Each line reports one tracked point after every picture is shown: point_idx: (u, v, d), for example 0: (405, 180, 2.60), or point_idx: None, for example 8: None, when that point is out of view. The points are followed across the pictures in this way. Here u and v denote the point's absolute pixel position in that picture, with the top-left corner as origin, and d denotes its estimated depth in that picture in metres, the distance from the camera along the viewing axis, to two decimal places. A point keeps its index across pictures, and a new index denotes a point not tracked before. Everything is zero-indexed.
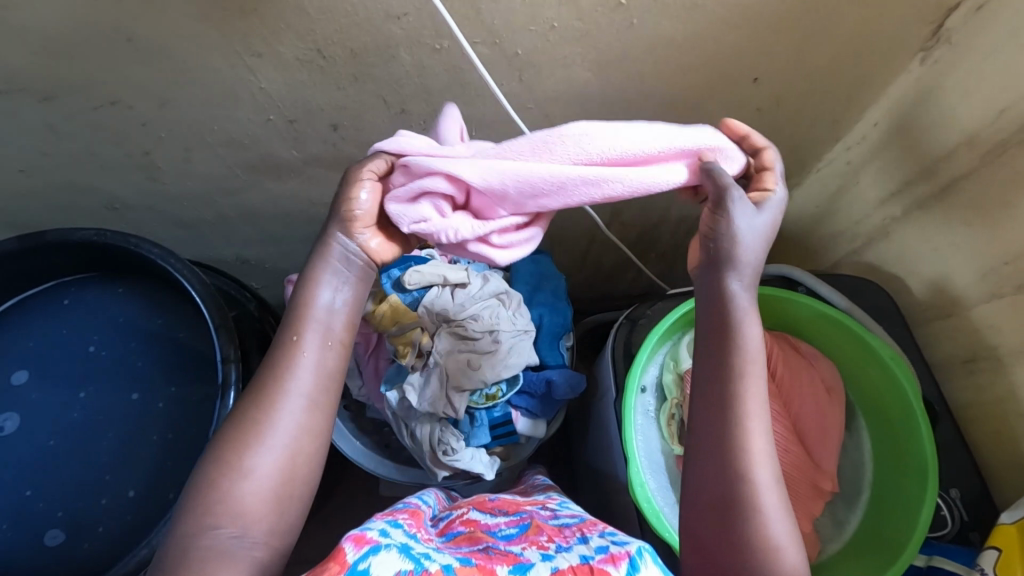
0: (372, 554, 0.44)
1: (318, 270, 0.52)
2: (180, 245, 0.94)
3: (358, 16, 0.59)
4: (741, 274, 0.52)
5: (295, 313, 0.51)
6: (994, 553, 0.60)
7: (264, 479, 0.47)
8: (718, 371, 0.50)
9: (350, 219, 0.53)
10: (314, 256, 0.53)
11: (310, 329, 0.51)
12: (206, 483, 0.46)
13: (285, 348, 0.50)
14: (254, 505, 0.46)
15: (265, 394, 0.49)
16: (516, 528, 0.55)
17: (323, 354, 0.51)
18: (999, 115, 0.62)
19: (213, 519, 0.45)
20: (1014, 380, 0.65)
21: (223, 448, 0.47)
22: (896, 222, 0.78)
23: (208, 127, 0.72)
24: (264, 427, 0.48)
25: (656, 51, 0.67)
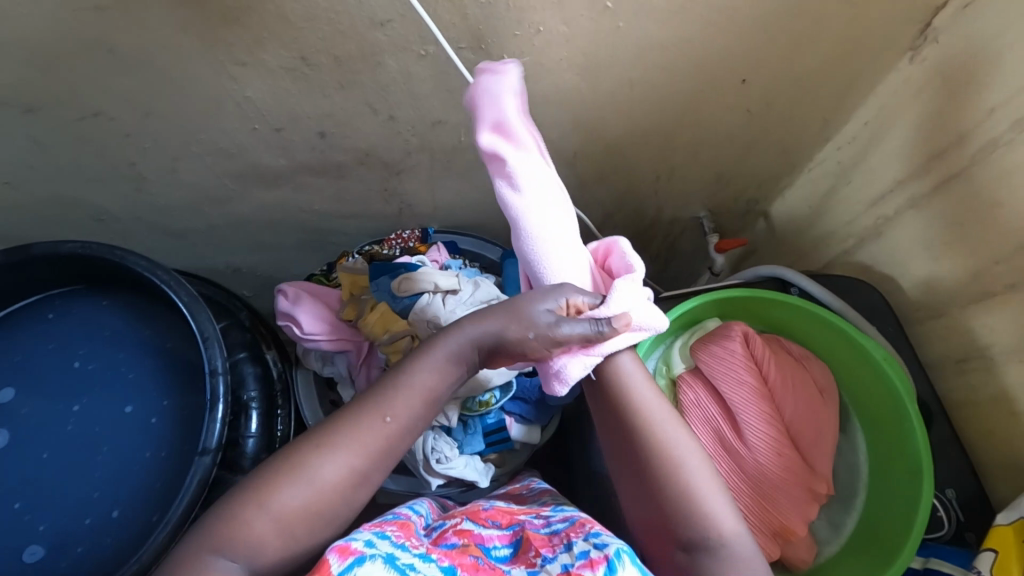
0: (357, 566, 0.44)
1: (433, 352, 0.57)
2: (169, 255, 0.93)
3: (343, 24, 0.58)
4: None
5: (398, 394, 0.54)
6: (991, 555, 0.59)
7: (282, 525, 0.49)
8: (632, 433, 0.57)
9: (503, 338, 0.57)
10: (438, 338, 0.58)
11: (401, 416, 0.54)
12: (231, 511, 0.49)
13: (371, 423, 0.53)
14: (268, 544, 0.48)
15: (327, 445, 0.52)
16: (509, 547, 0.54)
17: (398, 436, 0.54)
18: (988, 114, 0.61)
19: (229, 548, 0.47)
20: (1008, 379, 0.65)
21: (258, 480, 0.50)
22: (888, 222, 0.77)
23: (194, 137, 0.72)
24: (304, 470, 0.50)
25: (643, 54, 0.66)
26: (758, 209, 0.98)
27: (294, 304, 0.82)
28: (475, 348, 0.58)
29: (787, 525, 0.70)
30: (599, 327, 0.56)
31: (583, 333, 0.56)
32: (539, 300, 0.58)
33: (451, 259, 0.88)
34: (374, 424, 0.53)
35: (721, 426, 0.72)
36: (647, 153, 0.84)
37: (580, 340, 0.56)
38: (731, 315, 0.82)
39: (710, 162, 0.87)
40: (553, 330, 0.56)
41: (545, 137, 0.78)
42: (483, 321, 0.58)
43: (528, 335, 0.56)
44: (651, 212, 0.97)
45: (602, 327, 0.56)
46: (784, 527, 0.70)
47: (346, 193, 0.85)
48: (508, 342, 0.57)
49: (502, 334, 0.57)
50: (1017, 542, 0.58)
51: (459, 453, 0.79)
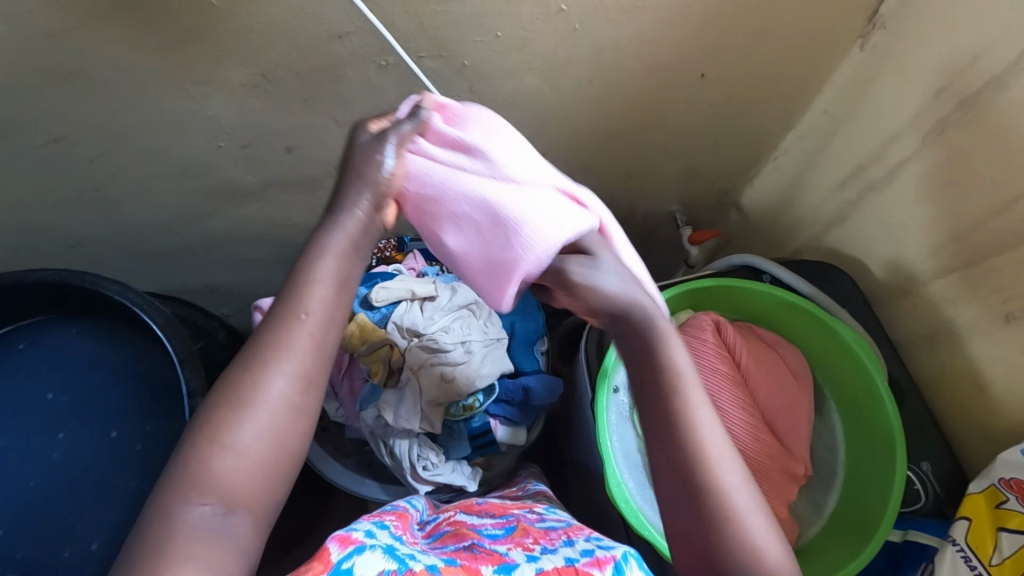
0: (356, 554, 0.45)
1: (331, 237, 0.46)
2: (143, 279, 0.92)
3: (302, 38, 0.59)
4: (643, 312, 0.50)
5: (302, 285, 0.45)
6: (964, 523, 0.60)
7: (252, 459, 0.42)
8: (661, 430, 0.46)
9: (380, 185, 0.48)
10: (328, 222, 0.47)
11: (316, 309, 0.45)
12: (185, 460, 0.41)
13: (286, 322, 0.44)
14: (242, 484, 0.41)
15: (256, 362, 0.43)
16: (502, 528, 0.57)
17: (324, 333, 0.45)
18: (937, 95, 0.64)
19: (196, 494, 0.40)
20: (973, 352, 0.67)
21: (203, 426, 0.42)
22: (852, 205, 0.79)
23: (160, 158, 0.71)
24: (245, 399, 0.42)
25: (601, 54, 0.68)
26: (729, 200, 1.00)
27: None
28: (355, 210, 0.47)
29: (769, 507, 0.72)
30: (414, 116, 0.51)
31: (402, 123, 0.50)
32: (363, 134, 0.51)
33: (427, 266, 0.89)
34: (293, 329, 0.44)
35: None
36: (615, 151, 0.85)
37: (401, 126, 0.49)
38: (704, 306, 0.83)
39: (676, 156, 0.89)
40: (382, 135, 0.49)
41: None
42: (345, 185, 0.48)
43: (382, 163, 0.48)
44: (624, 208, 0.98)
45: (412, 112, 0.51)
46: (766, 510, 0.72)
47: (318, 206, 0.85)
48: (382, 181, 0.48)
49: (375, 178, 0.48)
50: (990, 510, 0.59)
51: (445, 459, 0.81)
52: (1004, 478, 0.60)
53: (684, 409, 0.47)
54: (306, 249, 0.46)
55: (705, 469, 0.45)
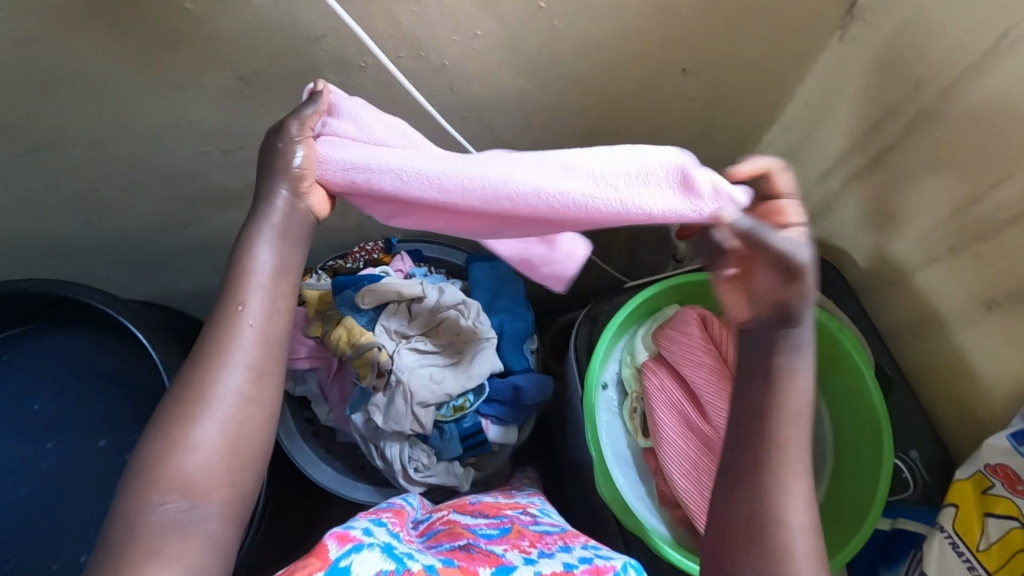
0: (354, 552, 0.45)
1: (257, 232, 0.48)
2: (129, 288, 0.91)
3: (279, 41, 0.58)
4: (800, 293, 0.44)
5: (236, 276, 0.47)
6: (952, 510, 0.60)
7: (211, 453, 0.43)
8: (761, 414, 0.46)
9: (295, 176, 0.49)
10: (256, 213, 0.48)
11: (254, 298, 0.46)
12: (146, 461, 0.43)
13: (225, 315, 0.46)
14: (203, 478, 0.43)
15: (206, 360, 0.45)
16: (496, 529, 0.58)
17: (267, 321, 0.47)
18: (916, 85, 0.64)
19: (159, 494, 0.42)
20: (958, 340, 0.67)
21: (162, 428, 0.43)
22: (836, 196, 0.79)
23: (142, 165, 0.71)
24: (200, 396, 0.44)
25: (582, 51, 0.67)
26: None
27: None
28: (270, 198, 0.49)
29: None
30: (310, 101, 0.52)
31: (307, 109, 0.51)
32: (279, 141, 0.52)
33: (415, 267, 0.89)
34: (234, 323, 0.46)
35: (684, 408, 0.74)
36: (600, 148, 0.85)
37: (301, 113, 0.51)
38: (690, 301, 0.83)
39: (662, 152, 0.89)
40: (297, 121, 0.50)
41: (498, 139, 0.79)
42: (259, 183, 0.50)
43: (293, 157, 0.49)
44: None
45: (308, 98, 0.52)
46: None
47: None
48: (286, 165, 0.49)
49: (286, 172, 0.49)
50: (976, 496, 0.60)
51: (437, 460, 0.81)
52: (990, 464, 0.60)
53: (786, 409, 0.46)
54: (238, 244, 0.48)
55: (777, 471, 0.45)
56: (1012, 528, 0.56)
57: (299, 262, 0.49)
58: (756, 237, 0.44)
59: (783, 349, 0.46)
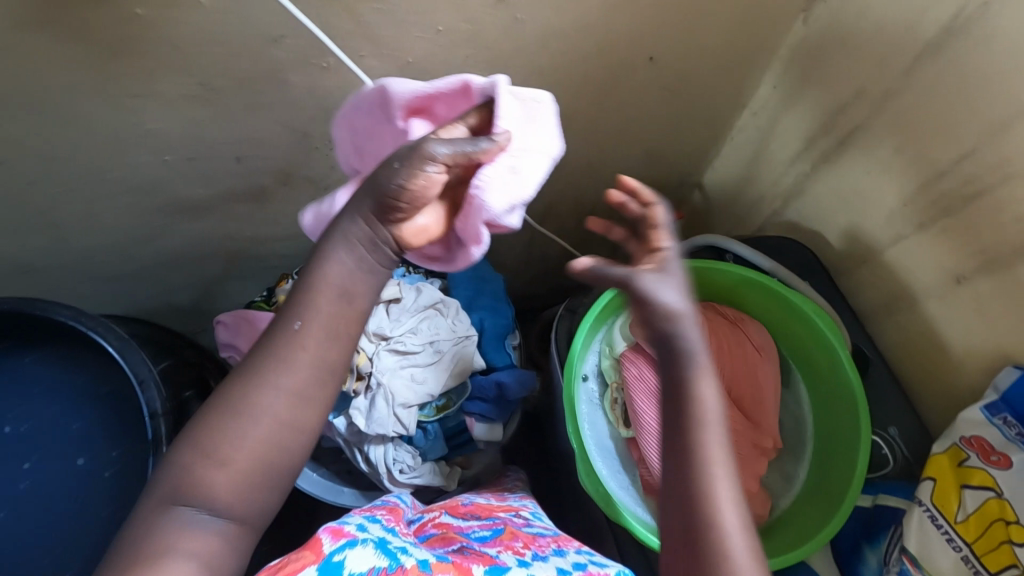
0: (348, 547, 0.46)
1: (337, 249, 0.51)
2: (100, 303, 0.90)
3: (236, 43, 0.57)
4: (651, 297, 0.46)
5: (307, 296, 0.51)
6: (930, 484, 0.61)
7: (237, 464, 0.47)
8: (677, 425, 0.45)
9: (382, 196, 0.50)
10: (336, 228, 0.52)
11: (313, 317, 0.51)
12: (179, 464, 0.47)
13: (285, 334, 0.50)
14: (226, 490, 0.47)
15: (257, 377, 0.49)
16: (490, 530, 0.57)
17: (320, 344, 0.50)
18: (879, 65, 0.64)
19: (188, 495, 0.46)
20: (930, 315, 0.68)
21: (202, 432, 0.48)
22: (807, 178, 0.80)
23: (103, 176, 0.69)
24: (245, 407, 0.48)
25: (547, 42, 0.67)
26: (691, 181, 1.00)
27: (235, 332, 0.80)
28: (359, 220, 0.51)
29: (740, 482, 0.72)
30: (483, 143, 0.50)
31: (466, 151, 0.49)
32: (400, 148, 0.51)
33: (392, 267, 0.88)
34: (287, 338, 0.50)
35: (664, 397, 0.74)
36: (573, 140, 0.85)
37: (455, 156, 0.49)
38: None
39: (635, 142, 0.89)
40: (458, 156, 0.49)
41: None
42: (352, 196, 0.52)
43: (427, 171, 0.49)
44: (588, 196, 0.98)
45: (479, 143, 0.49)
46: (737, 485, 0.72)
47: (276, 215, 0.83)
48: (387, 190, 0.49)
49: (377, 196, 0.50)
50: (953, 468, 0.61)
51: (423, 461, 0.81)
52: (965, 436, 0.61)
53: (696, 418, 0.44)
54: (314, 256, 0.52)
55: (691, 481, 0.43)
56: (988, 499, 0.57)
57: (367, 289, 0.53)
58: (597, 273, 0.47)
59: (679, 357, 0.46)
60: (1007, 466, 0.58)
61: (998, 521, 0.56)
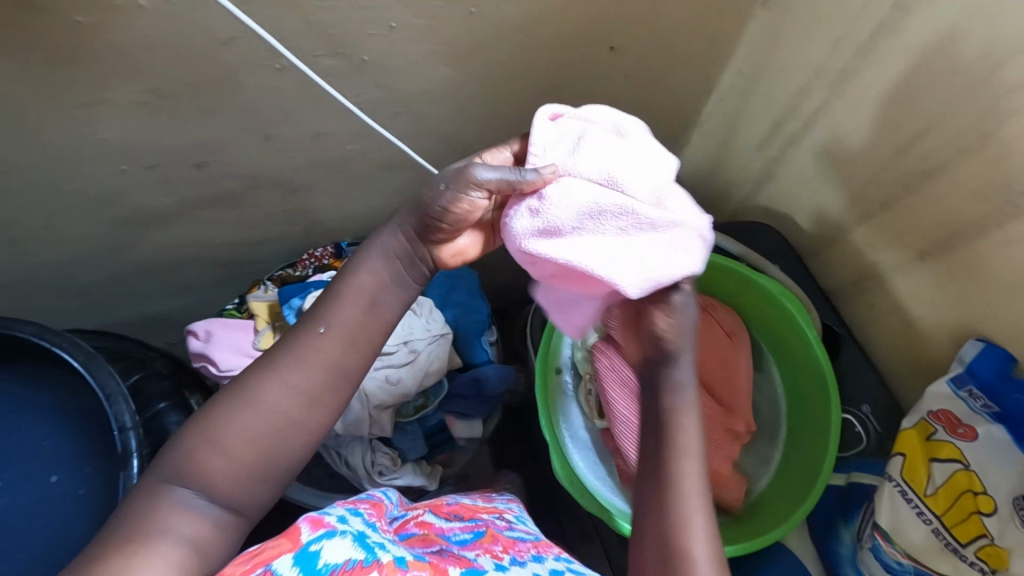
0: (326, 538, 0.44)
1: (371, 256, 0.55)
2: (69, 319, 0.88)
3: (185, 48, 0.57)
4: (652, 324, 0.51)
5: (335, 302, 0.53)
6: (900, 459, 0.62)
7: (238, 454, 0.48)
8: (657, 430, 0.50)
9: (425, 217, 0.53)
10: (373, 240, 0.56)
11: (336, 323, 0.52)
12: (184, 450, 0.48)
13: (308, 338, 0.52)
14: (223, 479, 0.48)
15: (270, 370, 0.51)
16: (470, 534, 0.57)
17: (335, 345, 0.52)
18: (835, 45, 0.65)
19: (187, 480, 0.47)
20: (899, 292, 0.68)
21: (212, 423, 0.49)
22: (775, 162, 0.80)
23: (61, 189, 0.68)
24: (251, 399, 0.49)
25: (505, 35, 0.67)
26: None
27: (207, 342, 0.79)
28: (400, 236, 0.55)
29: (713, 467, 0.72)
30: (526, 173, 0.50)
31: (504, 178, 0.50)
32: (447, 169, 0.54)
33: None
34: (306, 341, 0.52)
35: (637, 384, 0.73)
36: None
37: (496, 184, 0.50)
38: None
39: None
40: (495, 180, 0.50)
41: (435, 134, 0.78)
42: (398, 211, 0.56)
43: (471, 197, 0.51)
44: None
45: (524, 173, 0.50)
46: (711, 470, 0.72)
47: (244, 221, 0.82)
48: (431, 211, 0.53)
49: (422, 215, 0.54)
50: (922, 443, 0.61)
51: (402, 462, 0.81)
52: (932, 410, 0.62)
53: (672, 428, 0.49)
54: (351, 262, 0.55)
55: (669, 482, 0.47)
56: (956, 471, 0.59)
57: (393, 302, 0.55)
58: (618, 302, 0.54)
59: (665, 377, 0.51)
60: (972, 438, 0.59)
61: (967, 492, 0.58)
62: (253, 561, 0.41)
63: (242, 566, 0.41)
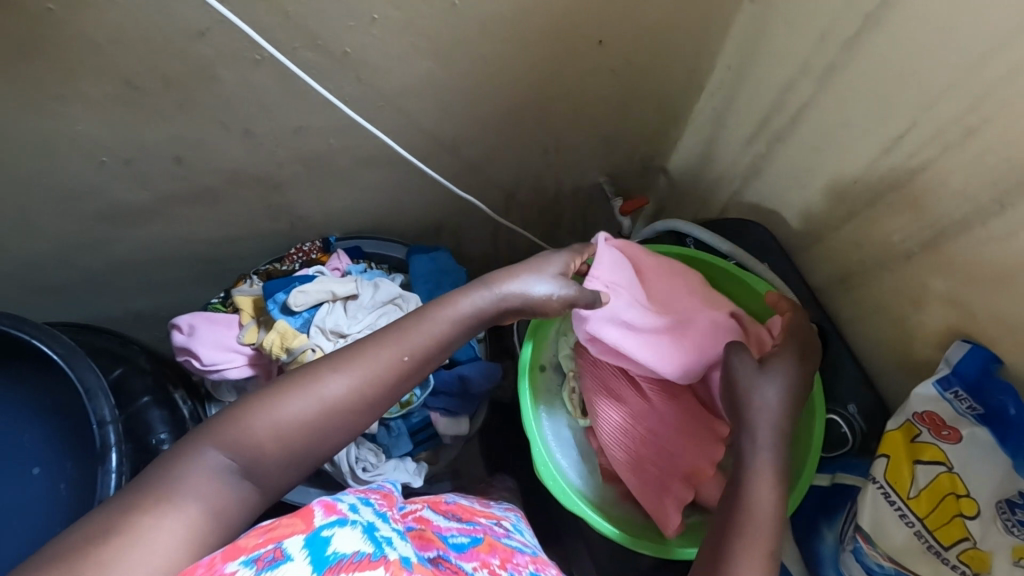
0: (338, 525, 0.43)
1: (455, 315, 0.60)
2: (50, 316, 0.87)
3: (156, 39, 0.55)
4: (749, 387, 0.60)
5: (419, 336, 0.58)
6: (883, 460, 0.61)
7: (293, 429, 0.51)
8: (740, 457, 0.57)
9: (525, 305, 0.63)
10: (461, 303, 0.61)
11: (416, 351, 0.57)
12: (233, 415, 0.51)
13: (391, 360, 0.56)
14: (263, 454, 0.50)
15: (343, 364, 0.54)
16: (468, 537, 0.57)
17: (411, 378, 0.57)
18: (822, 41, 0.64)
19: (222, 446, 0.49)
20: (886, 290, 0.68)
21: (213, 426, 0.50)
22: (764, 159, 0.79)
23: (37, 184, 0.67)
24: (319, 386, 0.53)
25: (486, 28, 0.65)
26: (655, 165, 0.99)
27: (191, 336, 0.78)
28: (492, 309, 0.62)
29: (690, 467, 0.69)
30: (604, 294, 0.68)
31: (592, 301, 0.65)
32: (552, 267, 0.65)
33: (353, 264, 0.86)
34: (391, 364, 0.56)
35: (619, 384, 0.73)
36: (529, 127, 0.84)
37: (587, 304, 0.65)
38: None
39: (592, 127, 0.88)
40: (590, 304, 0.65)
41: (419, 129, 0.77)
42: (496, 285, 0.62)
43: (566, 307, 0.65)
44: (549, 184, 0.96)
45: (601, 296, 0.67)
46: (686, 469, 0.69)
47: (226, 217, 0.81)
48: (537, 304, 0.63)
49: (523, 300, 0.63)
50: (907, 444, 0.60)
51: (386, 459, 0.80)
52: (917, 412, 0.61)
53: (758, 462, 0.56)
54: (436, 312, 0.60)
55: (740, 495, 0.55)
56: (940, 473, 0.58)
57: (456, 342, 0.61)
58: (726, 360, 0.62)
59: (759, 419, 0.58)
60: (957, 440, 0.59)
61: (949, 495, 0.57)
62: (266, 535, 0.41)
63: (254, 539, 0.41)
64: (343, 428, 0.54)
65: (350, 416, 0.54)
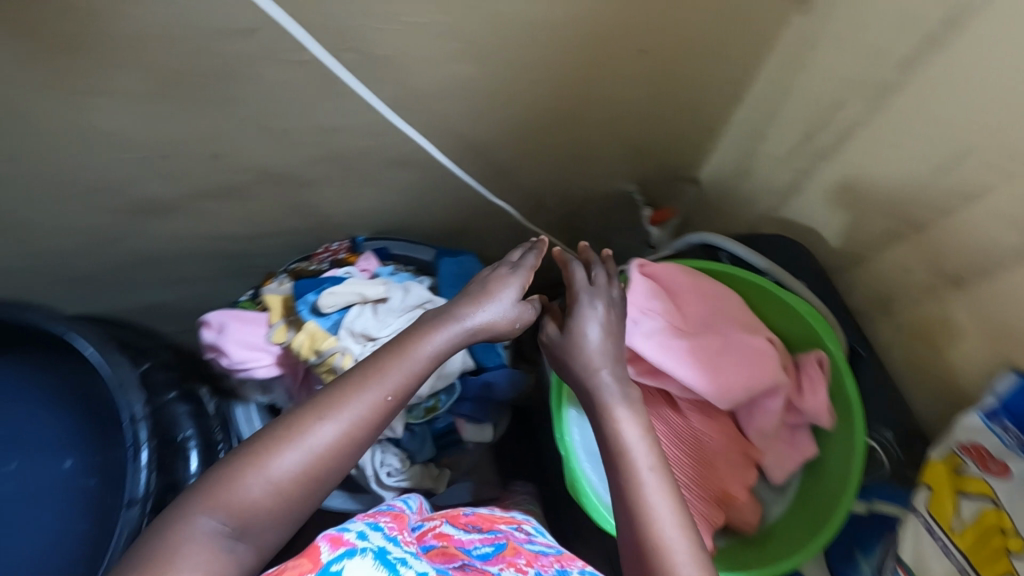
0: (346, 557, 0.43)
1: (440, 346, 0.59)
2: (76, 305, 0.88)
3: (198, 38, 0.55)
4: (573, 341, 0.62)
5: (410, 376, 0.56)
6: (926, 492, 0.60)
7: (285, 482, 0.50)
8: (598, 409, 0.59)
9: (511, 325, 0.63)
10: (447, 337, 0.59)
11: (401, 390, 0.55)
12: (218, 476, 0.50)
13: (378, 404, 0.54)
14: (255, 511, 0.49)
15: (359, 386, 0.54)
16: (492, 545, 0.56)
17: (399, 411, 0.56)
18: (875, 57, 0.62)
19: (211, 507, 0.48)
20: (927, 316, 0.66)
21: (213, 475, 0.50)
22: (805, 175, 0.77)
23: (70, 175, 0.68)
24: (301, 435, 0.51)
25: (530, 35, 0.65)
26: (686, 176, 0.98)
27: (220, 334, 0.77)
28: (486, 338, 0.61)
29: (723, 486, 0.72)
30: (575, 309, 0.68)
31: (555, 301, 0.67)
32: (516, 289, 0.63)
33: (381, 266, 0.86)
34: (377, 404, 0.54)
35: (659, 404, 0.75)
36: (563, 134, 0.83)
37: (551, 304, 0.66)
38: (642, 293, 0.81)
39: (626, 136, 0.86)
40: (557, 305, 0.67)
41: (452, 133, 0.76)
42: (480, 318, 0.61)
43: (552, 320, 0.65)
44: (577, 191, 0.95)
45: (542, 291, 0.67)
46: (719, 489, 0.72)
47: (256, 214, 0.81)
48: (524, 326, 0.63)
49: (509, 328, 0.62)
50: (950, 477, 0.59)
51: (409, 464, 0.80)
52: (963, 443, 0.59)
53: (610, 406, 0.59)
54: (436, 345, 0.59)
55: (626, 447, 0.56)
56: (986, 508, 0.57)
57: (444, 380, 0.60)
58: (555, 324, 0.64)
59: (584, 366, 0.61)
60: (1006, 474, 0.57)
61: (997, 531, 0.55)
62: None
63: None
64: (338, 466, 0.53)
65: (347, 454, 0.52)
